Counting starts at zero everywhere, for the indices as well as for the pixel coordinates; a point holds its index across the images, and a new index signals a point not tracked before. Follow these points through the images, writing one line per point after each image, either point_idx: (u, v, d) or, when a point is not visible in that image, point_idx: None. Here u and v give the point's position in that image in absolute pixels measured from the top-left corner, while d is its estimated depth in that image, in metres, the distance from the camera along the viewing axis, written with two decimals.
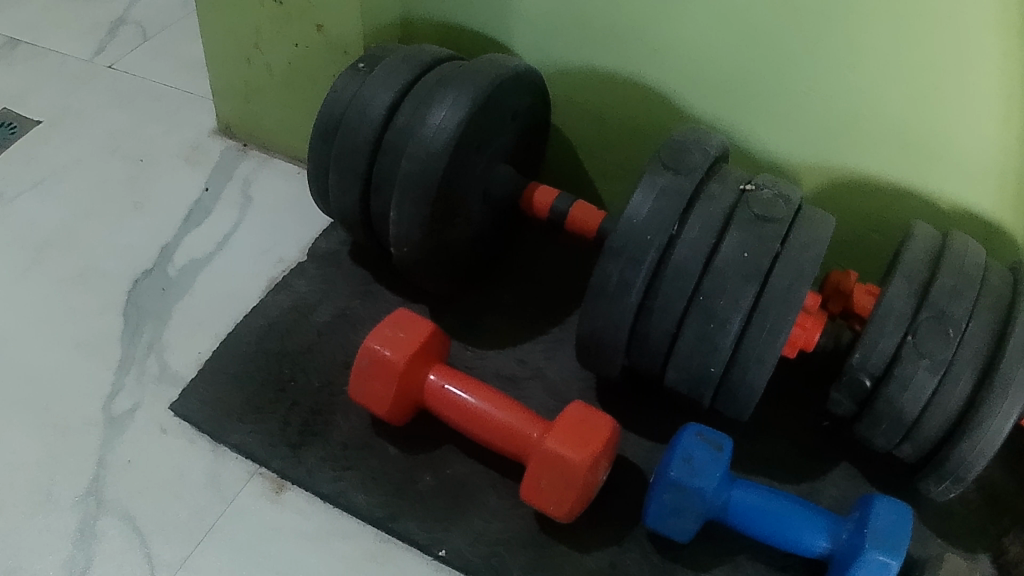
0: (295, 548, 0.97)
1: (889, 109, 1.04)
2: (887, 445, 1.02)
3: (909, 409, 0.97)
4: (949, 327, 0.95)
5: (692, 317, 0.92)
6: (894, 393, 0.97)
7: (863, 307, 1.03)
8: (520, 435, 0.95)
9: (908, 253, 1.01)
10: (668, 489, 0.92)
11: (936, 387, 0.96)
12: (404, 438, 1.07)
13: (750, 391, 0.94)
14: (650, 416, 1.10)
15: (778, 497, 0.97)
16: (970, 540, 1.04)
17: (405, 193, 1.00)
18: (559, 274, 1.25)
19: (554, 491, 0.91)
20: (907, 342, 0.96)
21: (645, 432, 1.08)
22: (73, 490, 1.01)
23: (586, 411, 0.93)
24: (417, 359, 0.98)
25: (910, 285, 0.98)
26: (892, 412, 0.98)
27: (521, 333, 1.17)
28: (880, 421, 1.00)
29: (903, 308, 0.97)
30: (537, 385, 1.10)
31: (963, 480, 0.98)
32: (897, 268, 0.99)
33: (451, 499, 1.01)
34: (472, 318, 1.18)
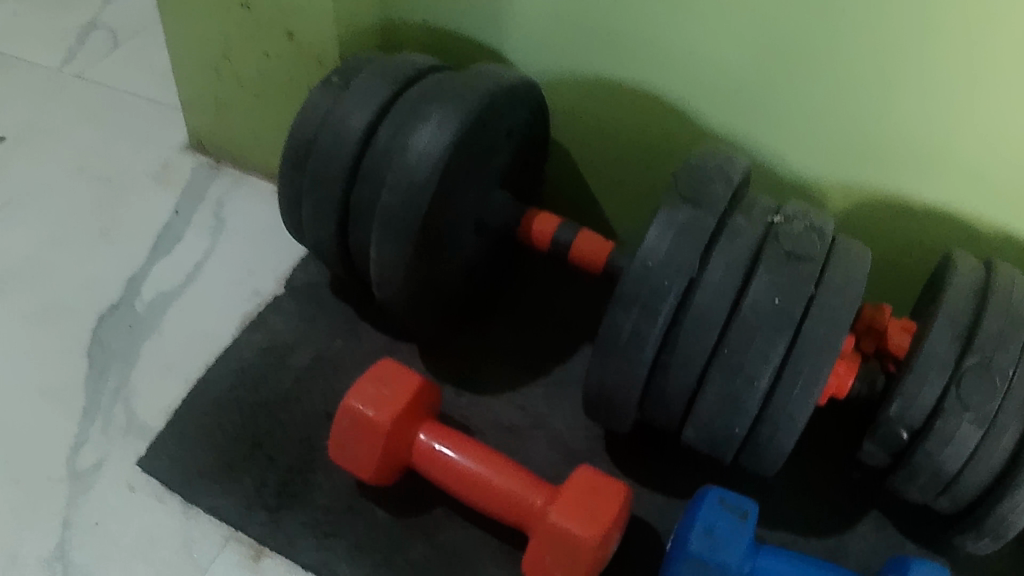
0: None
1: (924, 125, 0.93)
2: (924, 498, 0.92)
3: (949, 465, 0.87)
4: (995, 375, 0.84)
5: (714, 373, 0.83)
6: (933, 448, 0.86)
7: (899, 348, 0.93)
8: (520, 505, 0.86)
9: (949, 290, 0.90)
10: (687, 567, 0.83)
11: (980, 441, 0.85)
12: (391, 500, 0.96)
13: (779, 451, 0.86)
14: (666, 470, 0.99)
15: (806, 564, 0.87)
16: None
17: (386, 227, 0.84)
18: (561, 307, 1.15)
19: (560, 570, 0.84)
20: (949, 392, 0.85)
21: (659, 487, 0.98)
22: (38, 554, 0.91)
23: (595, 478, 0.86)
24: (405, 417, 0.87)
25: (954, 327, 0.87)
26: (930, 467, 0.88)
27: (522, 376, 1.06)
28: (917, 475, 0.90)
29: (946, 354, 0.86)
30: (540, 435, 1.00)
31: (1004, 537, 0.89)
32: (940, 308, 0.88)
33: (445, 570, 0.91)
34: (467, 359, 1.07)
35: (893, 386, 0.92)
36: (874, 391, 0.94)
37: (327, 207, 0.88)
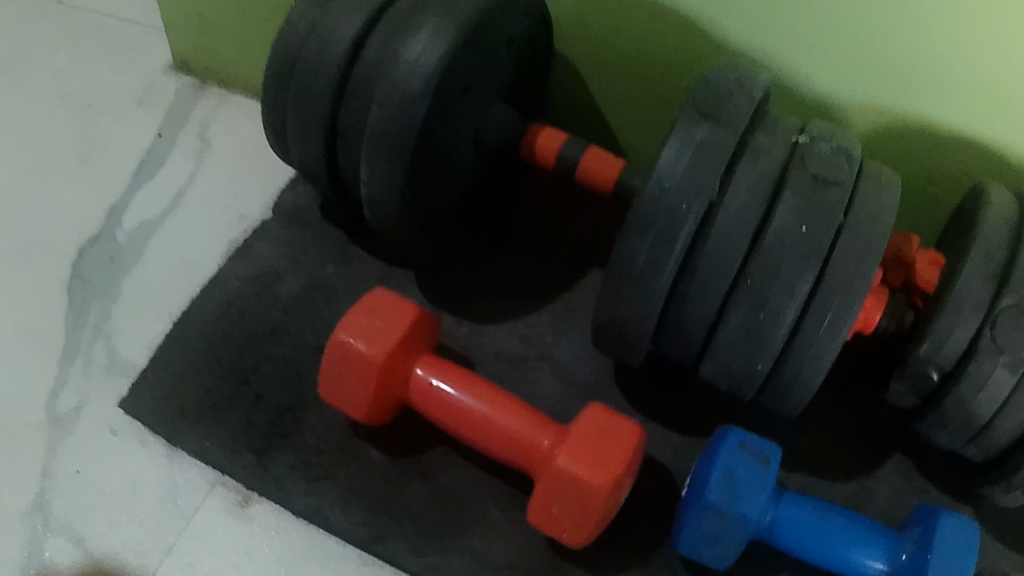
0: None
1: (958, 50, 0.85)
2: (952, 445, 0.86)
3: (982, 412, 0.81)
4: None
5: (735, 305, 0.80)
6: (966, 393, 0.80)
7: (927, 282, 0.87)
8: (524, 447, 0.80)
9: (983, 226, 0.83)
10: (705, 514, 0.79)
11: (1016, 387, 0.79)
12: (385, 439, 0.89)
13: (803, 387, 0.83)
14: (679, 404, 0.93)
15: (827, 510, 0.83)
16: None
17: (376, 147, 0.78)
18: (566, 225, 1.07)
19: (569, 517, 0.79)
20: (984, 333, 0.79)
21: (672, 423, 0.92)
22: (17, 507, 0.86)
23: (605, 418, 0.81)
24: (400, 351, 0.81)
25: (989, 262, 0.80)
26: (960, 413, 0.82)
27: (527, 303, 1.00)
28: (947, 420, 0.83)
29: (980, 292, 0.79)
30: (545, 369, 0.94)
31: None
32: (974, 241, 0.82)
33: (446, 513, 0.85)
34: (468, 286, 1.01)
35: (921, 322, 0.86)
36: (902, 329, 0.86)
37: (314, 125, 0.81)
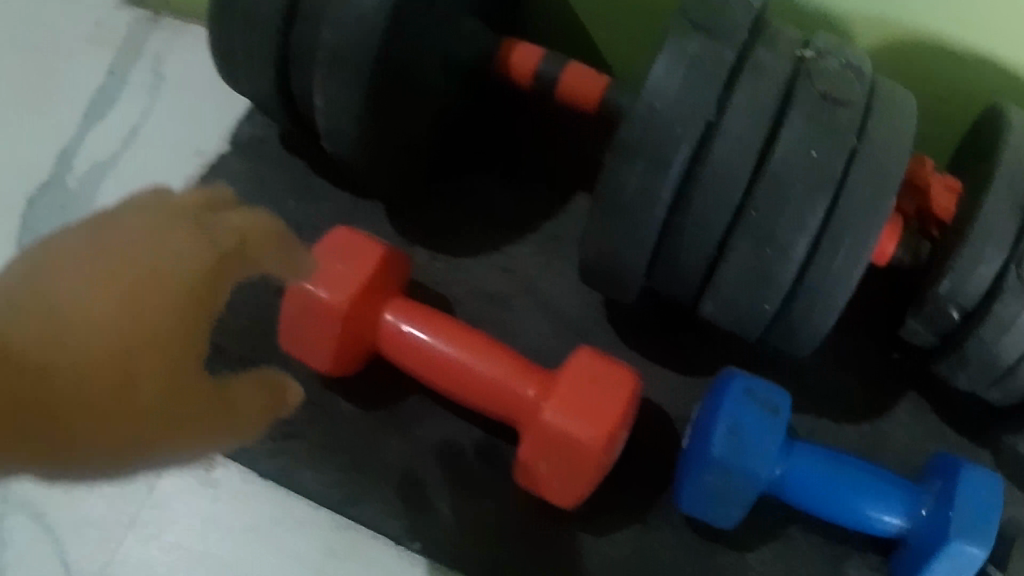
0: (240, 550, 0.76)
1: None
2: (972, 388, 0.80)
3: (1006, 355, 0.75)
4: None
5: (737, 240, 0.74)
6: (989, 335, 0.74)
7: (943, 209, 0.78)
8: (509, 399, 0.74)
9: (1008, 150, 0.74)
10: (710, 472, 0.74)
11: None
12: (357, 392, 0.81)
13: (815, 327, 0.77)
14: (683, 343, 0.85)
15: (838, 457, 0.78)
16: None
17: (330, 70, 0.70)
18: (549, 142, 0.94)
19: (557, 476, 0.74)
20: (1010, 272, 0.71)
21: (672, 362, 0.84)
22: None
23: (598, 365, 0.74)
24: (368, 295, 0.75)
25: (1016, 190, 0.72)
26: (982, 355, 0.75)
27: (501, 232, 0.88)
28: (968, 363, 0.77)
29: (1005, 225, 0.71)
30: (530, 303, 0.85)
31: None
32: (1000, 167, 0.73)
33: (428, 471, 0.78)
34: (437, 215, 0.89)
35: (939, 254, 0.78)
36: (917, 261, 0.80)
37: (263, 51, 0.73)
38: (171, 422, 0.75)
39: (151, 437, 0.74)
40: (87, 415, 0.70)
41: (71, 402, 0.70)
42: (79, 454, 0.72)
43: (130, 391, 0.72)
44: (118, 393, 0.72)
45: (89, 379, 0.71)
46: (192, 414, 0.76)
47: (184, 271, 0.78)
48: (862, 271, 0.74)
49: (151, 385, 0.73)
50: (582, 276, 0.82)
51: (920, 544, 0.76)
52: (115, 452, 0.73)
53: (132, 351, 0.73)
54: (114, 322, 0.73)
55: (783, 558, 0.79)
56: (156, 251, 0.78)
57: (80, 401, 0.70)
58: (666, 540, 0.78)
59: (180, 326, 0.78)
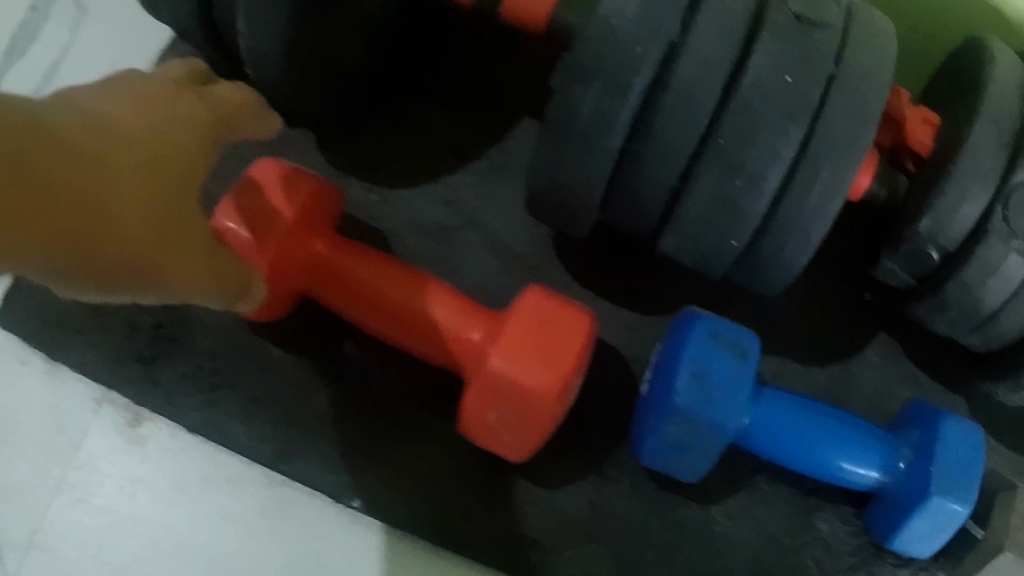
0: (174, 510, 0.75)
1: None
2: (953, 333, 0.79)
3: (990, 300, 0.75)
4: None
5: (703, 170, 0.67)
6: (972, 279, 0.74)
7: (920, 143, 0.78)
8: (455, 340, 0.69)
9: (993, 87, 0.74)
10: (670, 420, 0.69)
11: None
12: (293, 344, 0.76)
13: (786, 265, 0.71)
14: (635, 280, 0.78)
15: (807, 405, 0.74)
16: None
17: None
18: (506, 60, 0.81)
19: (507, 426, 0.69)
20: (995, 213, 0.72)
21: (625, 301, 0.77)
22: None
23: (543, 305, 0.68)
24: (294, 230, 0.69)
25: (1001, 132, 0.72)
26: (966, 300, 0.76)
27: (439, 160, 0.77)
28: (949, 307, 0.77)
29: (994, 164, 0.72)
30: (475, 238, 0.76)
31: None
32: (982, 107, 0.73)
33: (374, 422, 0.74)
34: (374, 142, 0.78)
35: (917, 191, 0.77)
36: (893, 196, 0.78)
37: None
38: (146, 249, 0.56)
39: (141, 261, 0.56)
40: (126, 213, 0.54)
41: (112, 225, 0.53)
42: (101, 243, 0.53)
43: (146, 183, 0.56)
44: (159, 210, 0.57)
45: (138, 224, 0.55)
46: (161, 252, 0.58)
47: (184, 133, 0.60)
48: (840, 208, 0.68)
49: (165, 209, 0.57)
50: (529, 203, 0.73)
51: (899, 496, 0.74)
52: (141, 285, 0.58)
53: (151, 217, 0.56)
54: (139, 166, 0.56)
55: (747, 509, 0.76)
56: (156, 101, 0.61)
57: (116, 222, 0.53)
58: (624, 492, 0.74)
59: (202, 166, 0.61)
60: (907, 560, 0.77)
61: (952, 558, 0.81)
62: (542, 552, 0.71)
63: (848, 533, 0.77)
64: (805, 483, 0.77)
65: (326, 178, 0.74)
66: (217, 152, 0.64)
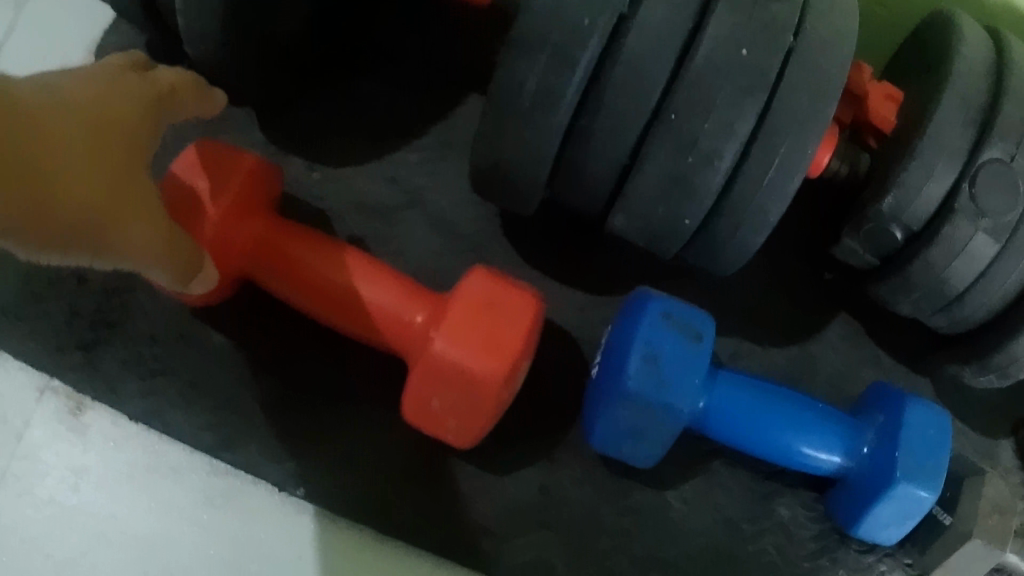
0: (119, 502, 0.71)
1: None
2: (917, 314, 0.78)
3: (957, 281, 0.73)
4: (1018, 175, 0.69)
5: (654, 146, 0.65)
6: (937, 258, 0.72)
7: (884, 119, 0.76)
8: (399, 325, 0.67)
9: (961, 63, 0.72)
10: (623, 406, 0.67)
11: (997, 255, 0.71)
12: (233, 331, 0.74)
13: (742, 245, 0.69)
14: (589, 261, 0.76)
15: (766, 388, 0.71)
16: (996, 423, 0.81)
17: None
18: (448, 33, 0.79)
19: (452, 414, 0.67)
20: (961, 191, 0.70)
21: (579, 284, 0.76)
22: None
23: (489, 286, 0.66)
24: (235, 211, 0.67)
25: (968, 109, 0.71)
26: (932, 280, 0.74)
27: (386, 140, 0.76)
28: (913, 288, 0.75)
29: (959, 141, 0.70)
30: (418, 217, 0.74)
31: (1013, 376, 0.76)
32: (948, 83, 0.71)
33: (320, 408, 0.72)
34: (318, 121, 0.76)
35: (881, 169, 0.74)
36: (856, 173, 0.76)
37: None
38: (107, 211, 0.54)
39: (97, 225, 0.53)
40: (78, 171, 0.52)
41: (67, 181, 0.51)
42: (54, 198, 0.50)
43: (93, 146, 0.54)
44: (111, 171, 0.55)
45: (95, 183, 0.53)
46: (121, 214, 0.55)
47: (127, 103, 0.58)
48: (797, 186, 0.67)
49: (112, 177, 0.55)
50: (475, 180, 0.71)
51: (862, 482, 0.73)
52: (102, 249, 0.55)
53: (105, 177, 0.54)
54: (88, 128, 0.54)
55: (705, 495, 0.74)
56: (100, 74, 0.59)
57: (69, 179, 0.51)
58: (576, 478, 0.72)
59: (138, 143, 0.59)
60: (870, 545, 0.76)
61: (919, 544, 0.78)
62: (494, 541, 0.70)
63: (808, 517, 0.75)
64: (762, 467, 0.75)
65: (266, 158, 0.71)
66: (151, 129, 0.61)
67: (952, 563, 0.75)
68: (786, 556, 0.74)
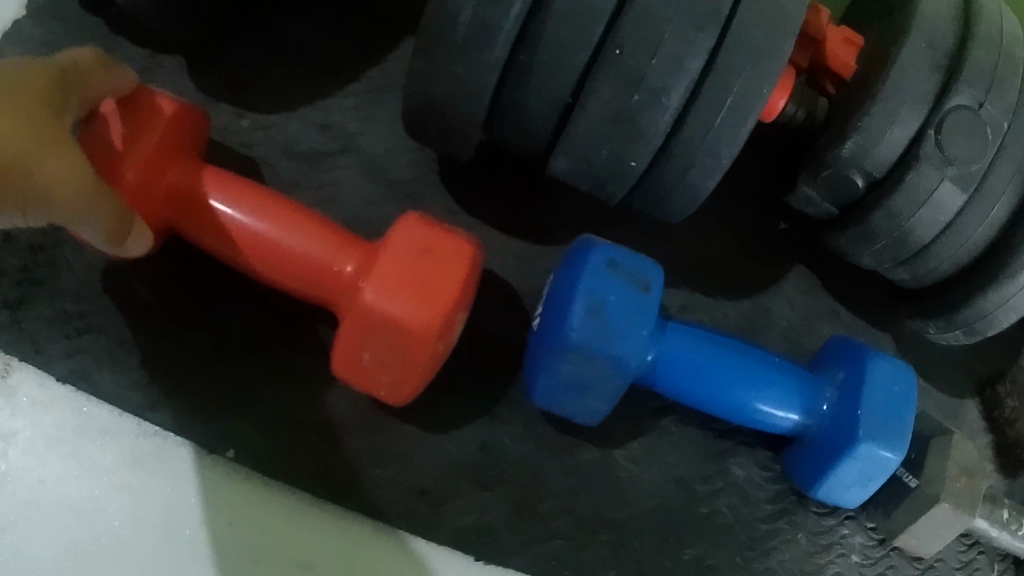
0: (48, 469, 0.67)
1: None
2: (878, 266, 0.75)
3: (922, 232, 0.70)
4: (986, 124, 0.67)
5: (598, 83, 0.61)
6: (900, 207, 0.69)
7: (843, 64, 0.73)
8: (330, 276, 0.64)
9: (927, 5, 0.69)
10: (566, 359, 0.63)
11: (963, 205, 0.69)
12: (155, 286, 0.70)
13: (692, 190, 0.66)
14: (530, 207, 0.75)
15: (717, 341, 0.68)
16: (955, 381, 0.80)
17: None
18: None
19: (385, 369, 0.63)
20: (926, 137, 0.67)
21: (517, 228, 0.74)
22: None
23: (422, 233, 0.63)
24: (157, 159, 0.63)
25: (936, 53, 0.67)
26: (894, 231, 0.71)
27: (319, 85, 0.74)
28: (875, 238, 0.72)
29: (926, 85, 0.67)
30: (351, 164, 0.72)
31: (979, 332, 0.74)
32: (915, 26, 0.68)
33: (253, 365, 0.69)
34: (248, 67, 0.74)
35: (838, 114, 0.71)
36: (814, 119, 0.72)
37: None
38: None
39: None
40: None
41: None
42: None
43: None
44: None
45: None
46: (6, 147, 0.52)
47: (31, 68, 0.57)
48: (750, 128, 0.63)
49: None
50: (408, 124, 0.68)
51: (821, 439, 0.70)
52: None
53: None
54: None
55: (654, 452, 0.72)
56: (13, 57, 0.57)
57: None
58: (518, 435, 0.70)
59: (63, 112, 0.57)
60: (830, 508, 0.75)
61: (883, 506, 0.74)
62: (434, 501, 0.67)
63: (763, 476, 0.74)
64: (714, 424, 0.74)
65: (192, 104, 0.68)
66: (71, 98, 0.58)
67: (917, 526, 0.72)
68: (741, 516, 0.72)
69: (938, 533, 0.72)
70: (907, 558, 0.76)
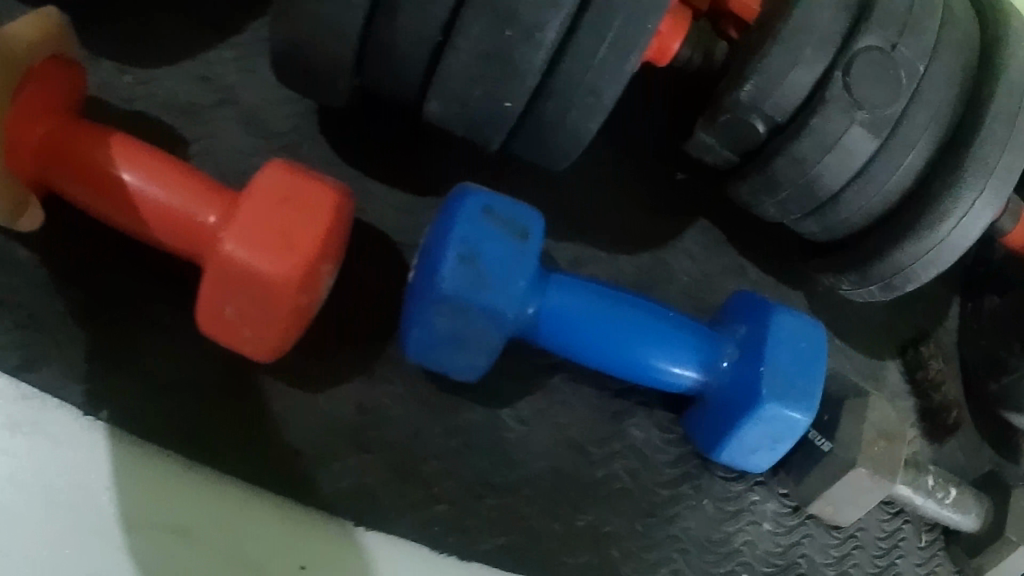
0: None
1: None
2: (785, 217, 0.73)
3: (829, 180, 0.67)
4: (900, 67, 0.63)
5: (469, 19, 0.58)
6: (805, 154, 0.66)
7: (744, 8, 0.70)
8: (193, 227, 0.61)
9: None
10: (437, 311, 0.60)
11: (874, 153, 0.65)
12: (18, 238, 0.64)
13: (574, 132, 0.64)
14: (417, 161, 0.73)
15: (605, 293, 0.65)
16: (871, 342, 0.79)
17: None
18: None
19: (248, 323, 0.61)
20: (834, 79, 0.63)
21: (403, 181, 0.73)
22: None
23: (286, 181, 0.60)
24: (28, 110, 0.59)
25: None
26: (799, 179, 0.68)
27: (199, 36, 0.72)
28: (779, 188, 0.69)
29: (832, 24, 0.63)
30: (229, 115, 0.70)
31: (896, 287, 0.72)
32: None
33: (124, 322, 0.65)
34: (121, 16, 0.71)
35: (737, 57, 0.67)
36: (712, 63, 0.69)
37: None
38: None
39: None
40: None
41: None
42: None
43: None
44: None
45: None
46: None
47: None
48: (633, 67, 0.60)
49: None
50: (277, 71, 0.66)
51: (719, 398, 0.67)
52: None
53: None
54: None
55: (544, 412, 0.70)
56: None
57: None
58: (396, 395, 0.68)
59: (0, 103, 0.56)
60: (737, 473, 0.73)
61: (794, 470, 0.72)
62: (307, 467, 0.64)
63: (662, 437, 0.72)
64: (609, 384, 0.72)
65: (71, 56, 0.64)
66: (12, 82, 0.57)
67: (834, 493, 0.68)
68: (639, 480, 0.70)
69: (856, 501, 0.68)
70: (824, 526, 0.73)
